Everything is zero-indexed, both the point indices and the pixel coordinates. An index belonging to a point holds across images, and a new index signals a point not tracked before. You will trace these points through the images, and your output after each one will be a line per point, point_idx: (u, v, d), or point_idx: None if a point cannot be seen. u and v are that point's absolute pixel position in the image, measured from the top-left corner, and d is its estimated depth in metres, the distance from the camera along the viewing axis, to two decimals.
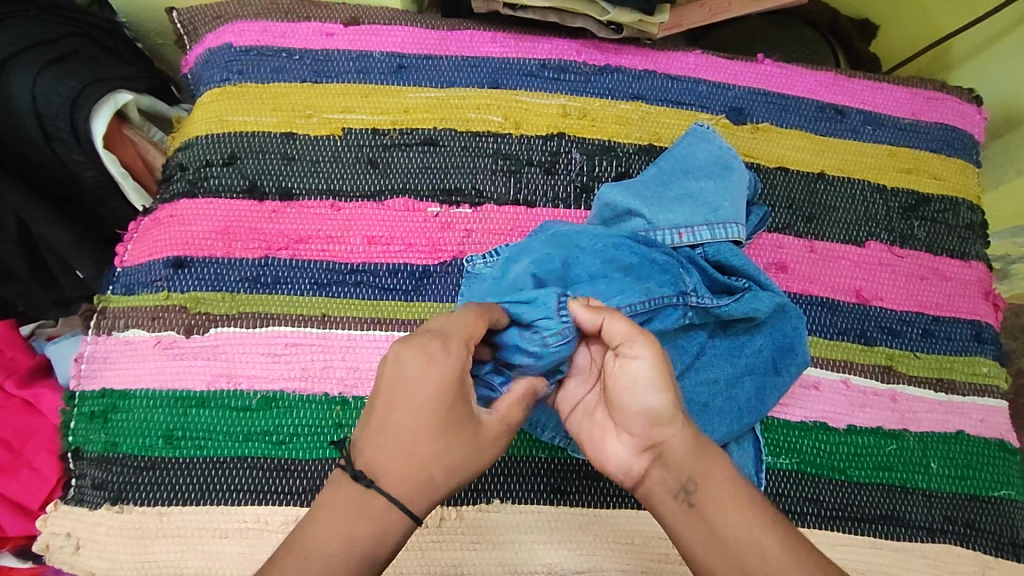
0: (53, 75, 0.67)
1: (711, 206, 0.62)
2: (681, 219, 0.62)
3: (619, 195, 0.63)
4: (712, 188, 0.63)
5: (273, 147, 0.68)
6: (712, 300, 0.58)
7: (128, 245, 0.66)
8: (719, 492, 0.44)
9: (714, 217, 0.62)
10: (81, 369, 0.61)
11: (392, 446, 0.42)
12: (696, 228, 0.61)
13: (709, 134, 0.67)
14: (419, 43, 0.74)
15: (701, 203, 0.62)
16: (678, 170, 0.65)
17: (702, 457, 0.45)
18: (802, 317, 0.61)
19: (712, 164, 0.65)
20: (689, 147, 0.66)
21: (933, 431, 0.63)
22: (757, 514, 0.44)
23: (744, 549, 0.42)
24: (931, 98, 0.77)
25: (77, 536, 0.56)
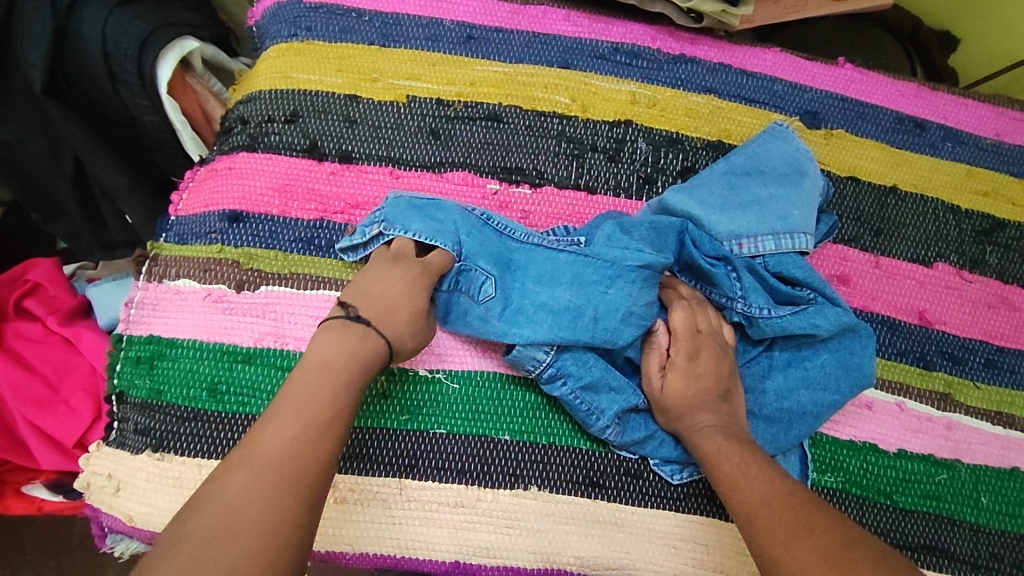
0: (124, 15, 0.66)
1: (781, 214, 0.60)
2: (747, 226, 0.60)
3: (684, 196, 0.61)
4: (785, 193, 0.61)
5: (336, 109, 0.67)
6: (761, 311, 0.58)
7: (183, 194, 0.65)
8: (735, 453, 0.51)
9: (783, 224, 0.60)
10: (130, 314, 0.61)
11: (386, 307, 0.51)
12: (760, 238, 0.60)
13: (786, 133, 0.65)
14: (491, 15, 0.72)
15: (771, 211, 0.60)
16: (753, 172, 0.63)
17: (699, 420, 0.54)
18: (871, 336, 0.60)
19: (787, 168, 0.62)
20: (764, 145, 0.64)
21: (987, 465, 0.61)
22: (762, 471, 0.50)
23: (753, 497, 0.48)
24: (1016, 119, 0.73)
25: (118, 478, 0.57)
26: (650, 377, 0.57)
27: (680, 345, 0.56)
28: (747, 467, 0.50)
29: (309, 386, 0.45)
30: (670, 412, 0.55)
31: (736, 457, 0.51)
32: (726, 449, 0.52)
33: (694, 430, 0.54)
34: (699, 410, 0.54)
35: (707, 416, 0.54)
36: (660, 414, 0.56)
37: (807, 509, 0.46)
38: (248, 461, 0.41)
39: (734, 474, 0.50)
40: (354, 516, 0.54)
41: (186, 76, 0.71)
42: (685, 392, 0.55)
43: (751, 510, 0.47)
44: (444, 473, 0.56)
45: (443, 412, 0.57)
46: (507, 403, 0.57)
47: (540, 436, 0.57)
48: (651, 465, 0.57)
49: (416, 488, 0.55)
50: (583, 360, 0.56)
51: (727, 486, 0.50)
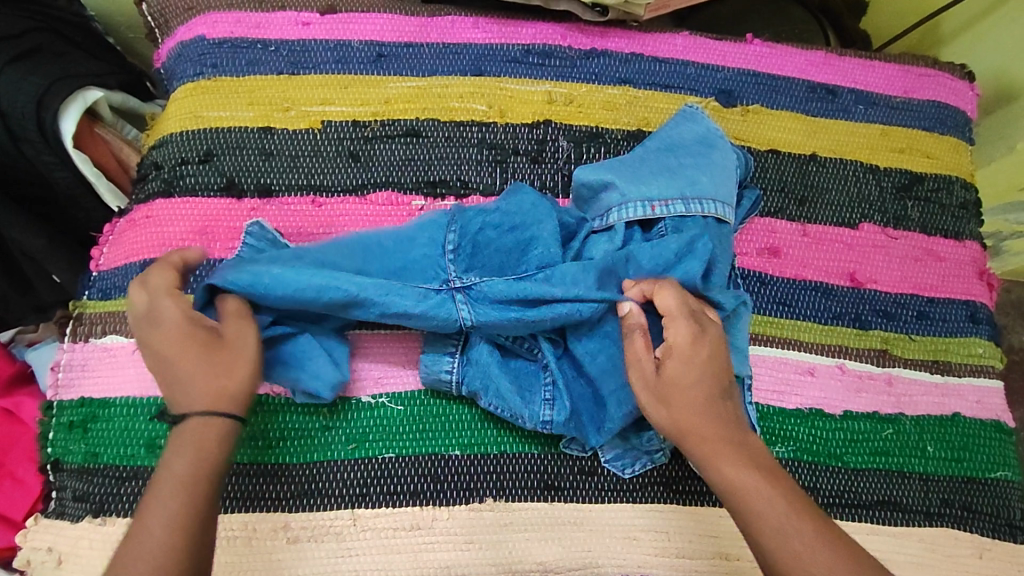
0: (18, 73, 0.64)
1: (693, 181, 0.60)
2: (655, 192, 0.59)
3: (592, 179, 0.61)
4: (693, 163, 0.61)
5: (251, 143, 0.66)
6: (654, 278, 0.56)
7: (104, 248, 0.64)
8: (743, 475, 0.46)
9: (697, 190, 0.60)
10: (59, 378, 0.59)
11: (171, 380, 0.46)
12: (669, 201, 0.59)
13: (697, 115, 0.66)
14: (398, 31, 0.72)
15: (681, 179, 0.60)
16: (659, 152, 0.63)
17: (715, 443, 0.47)
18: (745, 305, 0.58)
19: (686, 142, 0.63)
20: (675, 128, 0.65)
21: (929, 414, 0.63)
22: (781, 496, 0.45)
23: (773, 533, 0.43)
24: (923, 75, 0.75)
25: (58, 550, 0.55)
26: (636, 361, 0.50)
27: (681, 325, 0.50)
28: (778, 506, 0.44)
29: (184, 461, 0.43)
30: (669, 403, 0.48)
31: (766, 492, 0.45)
32: (743, 478, 0.46)
33: (710, 450, 0.47)
34: (715, 431, 0.48)
35: (721, 437, 0.48)
36: (650, 403, 0.49)
37: (847, 559, 0.42)
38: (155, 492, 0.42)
39: (762, 514, 0.44)
40: (310, 554, 0.53)
41: (94, 127, 0.69)
42: (684, 389, 0.48)
43: (785, 555, 0.42)
44: (396, 497, 0.55)
45: (390, 436, 0.56)
46: (453, 419, 0.57)
47: (490, 447, 0.57)
48: (602, 461, 0.57)
49: (370, 517, 0.54)
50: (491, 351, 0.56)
51: (750, 523, 0.44)
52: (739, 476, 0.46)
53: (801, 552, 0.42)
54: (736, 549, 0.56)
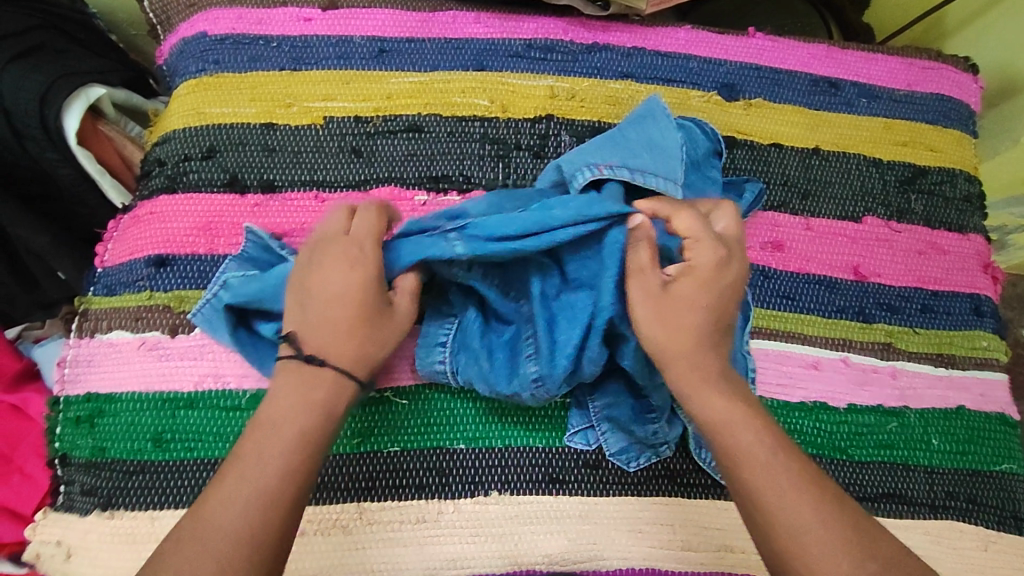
0: (22, 71, 0.64)
1: (652, 147, 0.59)
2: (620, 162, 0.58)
3: (553, 176, 0.60)
4: (654, 130, 0.60)
5: (254, 139, 0.66)
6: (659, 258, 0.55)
7: (108, 244, 0.64)
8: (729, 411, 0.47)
9: (657, 155, 0.59)
10: (65, 373, 0.59)
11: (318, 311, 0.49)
12: (639, 171, 0.58)
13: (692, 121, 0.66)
14: (400, 26, 0.72)
15: (639, 146, 0.59)
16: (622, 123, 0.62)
17: (703, 377, 0.48)
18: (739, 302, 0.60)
19: (645, 110, 0.62)
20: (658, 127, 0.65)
21: (934, 407, 0.63)
22: (778, 443, 0.46)
23: (765, 474, 0.44)
24: (926, 68, 0.75)
25: (68, 543, 0.55)
26: (640, 272, 0.50)
27: (704, 246, 0.50)
28: (760, 440, 0.46)
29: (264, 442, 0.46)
30: (666, 325, 0.49)
31: (750, 429, 0.46)
32: (737, 416, 0.47)
33: (695, 385, 0.48)
34: (702, 363, 0.48)
35: (708, 371, 0.48)
36: (645, 317, 0.49)
37: (834, 503, 0.44)
38: (234, 467, 0.45)
39: (746, 447, 0.45)
40: (316, 548, 0.54)
41: (98, 124, 0.70)
42: (683, 307, 0.49)
43: (765, 484, 0.44)
44: (401, 490, 0.55)
45: (396, 431, 0.57)
46: (456, 413, 0.57)
47: (494, 440, 0.57)
48: (607, 456, 0.57)
49: (376, 511, 0.55)
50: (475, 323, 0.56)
51: (735, 455, 0.45)
52: (724, 411, 0.47)
53: (782, 484, 0.44)
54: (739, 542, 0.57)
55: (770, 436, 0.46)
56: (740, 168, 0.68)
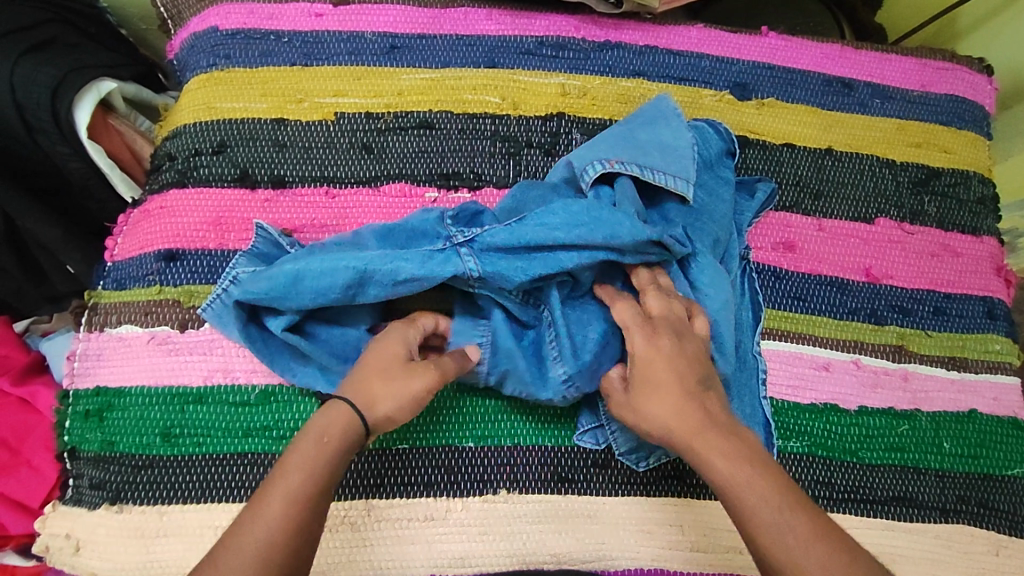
0: (33, 64, 0.64)
1: (663, 148, 0.59)
2: (635, 159, 0.58)
3: (564, 172, 0.60)
4: (665, 132, 0.60)
5: (264, 134, 0.66)
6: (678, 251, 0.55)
7: (118, 238, 0.64)
8: (728, 475, 0.44)
9: (668, 155, 0.59)
10: (74, 367, 0.59)
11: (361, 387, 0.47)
12: (654, 168, 0.58)
13: (709, 125, 0.65)
14: (411, 22, 0.71)
15: (650, 146, 0.59)
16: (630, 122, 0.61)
17: (701, 439, 0.46)
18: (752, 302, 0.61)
19: (655, 112, 0.62)
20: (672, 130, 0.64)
21: (945, 411, 0.62)
22: (783, 501, 0.43)
23: (770, 538, 0.42)
24: (940, 68, 0.74)
25: (76, 537, 0.56)
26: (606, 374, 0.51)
27: (640, 337, 0.50)
28: (761, 495, 0.43)
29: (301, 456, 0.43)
30: (649, 402, 0.48)
31: (754, 484, 0.44)
32: (741, 475, 0.44)
33: (696, 448, 0.46)
34: (700, 426, 0.47)
35: (704, 433, 0.46)
36: (640, 397, 0.49)
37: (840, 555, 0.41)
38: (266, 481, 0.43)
39: (749, 508, 0.43)
40: (323, 544, 0.54)
41: (108, 117, 0.70)
42: (663, 380, 0.48)
43: (772, 547, 0.42)
44: (409, 488, 0.55)
45: (404, 427, 0.56)
46: (464, 411, 0.57)
47: (503, 439, 0.57)
48: (617, 456, 0.56)
49: (384, 508, 0.55)
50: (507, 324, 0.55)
51: (744, 520, 0.43)
52: (728, 471, 0.45)
53: (790, 544, 0.42)
54: None
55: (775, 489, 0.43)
56: (752, 168, 0.68)
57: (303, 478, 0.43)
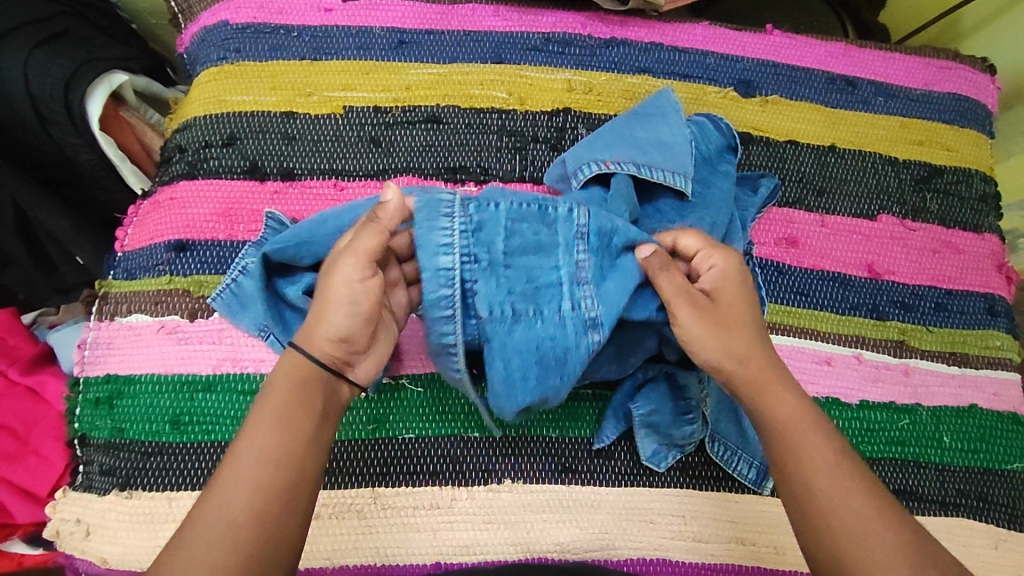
0: (46, 56, 0.65)
1: (661, 145, 0.60)
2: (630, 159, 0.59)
3: (559, 170, 0.62)
4: (664, 128, 0.61)
5: (274, 127, 0.67)
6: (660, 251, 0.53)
7: (128, 229, 0.65)
8: (790, 412, 0.47)
9: (668, 153, 0.60)
10: (85, 355, 0.60)
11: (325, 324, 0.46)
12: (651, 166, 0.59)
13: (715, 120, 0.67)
14: (419, 18, 0.72)
15: (649, 144, 0.60)
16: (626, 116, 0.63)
17: (767, 382, 0.48)
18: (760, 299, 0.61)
19: (655, 107, 0.63)
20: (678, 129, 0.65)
21: (946, 405, 0.63)
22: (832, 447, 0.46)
23: (824, 476, 0.45)
24: (943, 67, 0.75)
25: (87, 522, 0.56)
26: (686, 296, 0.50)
27: (715, 261, 0.51)
28: (817, 439, 0.46)
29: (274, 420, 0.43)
30: (727, 333, 0.49)
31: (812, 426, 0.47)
32: (799, 414, 0.47)
33: (760, 391, 0.48)
34: (767, 369, 0.49)
35: (770, 374, 0.49)
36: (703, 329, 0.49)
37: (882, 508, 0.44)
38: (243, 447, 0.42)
39: (805, 448, 0.46)
40: (330, 531, 0.54)
41: (119, 110, 0.70)
42: (736, 314, 0.50)
43: (833, 486, 0.44)
44: (415, 477, 0.56)
45: (410, 417, 0.57)
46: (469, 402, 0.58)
47: (507, 429, 0.57)
48: (640, 460, 0.57)
49: (390, 496, 0.55)
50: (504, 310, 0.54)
51: (800, 454, 0.46)
52: (788, 412, 0.47)
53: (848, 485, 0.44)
54: (750, 534, 0.57)
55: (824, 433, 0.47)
56: (756, 164, 0.68)
57: (277, 443, 0.43)
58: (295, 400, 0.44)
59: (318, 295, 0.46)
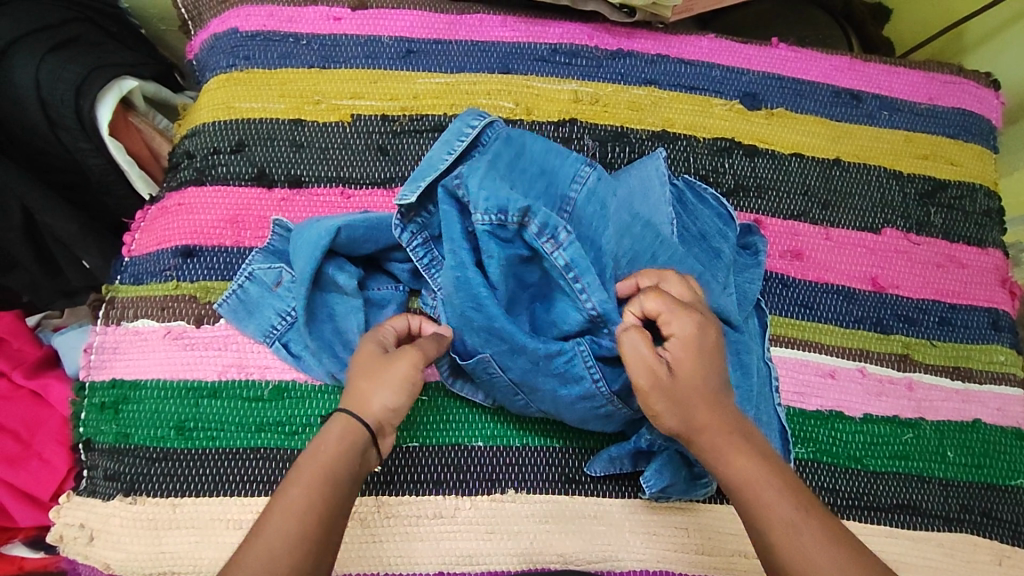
0: (58, 61, 0.65)
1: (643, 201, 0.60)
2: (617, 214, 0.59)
3: None
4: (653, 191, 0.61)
5: (282, 134, 0.67)
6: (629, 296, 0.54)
7: (136, 234, 0.65)
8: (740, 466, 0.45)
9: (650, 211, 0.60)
10: (91, 360, 0.60)
11: (364, 385, 0.49)
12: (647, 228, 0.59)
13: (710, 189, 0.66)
14: (428, 28, 0.72)
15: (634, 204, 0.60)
16: (622, 180, 0.62)
17: (727, 437, 0.47)
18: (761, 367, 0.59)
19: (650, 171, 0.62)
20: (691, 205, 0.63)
21: (949, 420, 0.63)
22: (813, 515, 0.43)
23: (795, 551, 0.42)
24: (947, 82, 0.75)
25: (90, 527, 0.56)
26: (648, 369, 0.47)
27: (684, 320, 0.49)
28: (781, 492, 0.44)
29: (305, 477, 0.44)
30: (680, 401, 0.47)
31: (775, 484, 0.44)
32: (760, 469, 0.45)
33: (719, 446, 0.46)
34: (725, 425, 0.47)
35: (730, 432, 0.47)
36: (663, 405, 0.47)
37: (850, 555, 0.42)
38: (280, 497, 0.43)
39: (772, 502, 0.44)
40: None
41: (128, 116, 0.71)
42: (693, 380, 0.48)
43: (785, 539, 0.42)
44: (418, 485, 0.56)
45: (414, 425, 0.57)
46: (472, 412, 0.58)
47: (511, 439, 0.58)
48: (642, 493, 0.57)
49: (393, 504, 0.55)
50: (486, 248, 0.54)
51: (764, 523, 0.43)
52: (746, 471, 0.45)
53: (808, 542, 0.42)
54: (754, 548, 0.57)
55: (793, 489, 0.45)
56: (760, 177, 0.69)
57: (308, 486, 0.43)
58: (331, 457, 0.45)
59: (366, 369, 0.49)
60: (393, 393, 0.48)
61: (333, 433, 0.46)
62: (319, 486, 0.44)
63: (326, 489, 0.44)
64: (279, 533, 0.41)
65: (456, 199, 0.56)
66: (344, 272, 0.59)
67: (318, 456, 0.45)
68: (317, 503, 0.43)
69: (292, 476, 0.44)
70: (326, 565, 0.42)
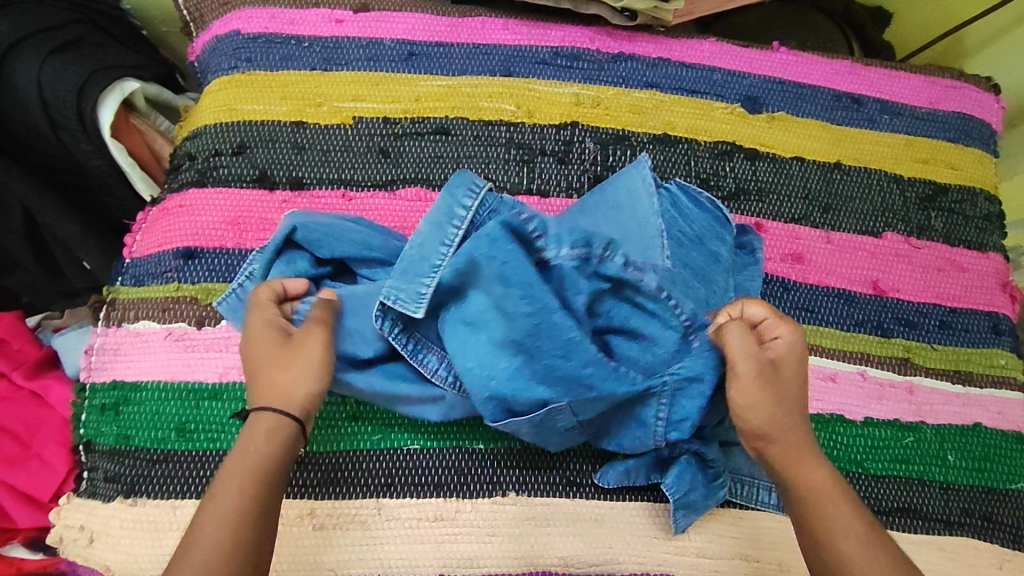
0: (60, 63, 0.66)
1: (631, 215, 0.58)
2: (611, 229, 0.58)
3: None
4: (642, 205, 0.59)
5: (283, 136, 0.67)
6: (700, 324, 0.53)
7: (137, 236, 0.65)
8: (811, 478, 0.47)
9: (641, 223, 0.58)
10: (91, 361, 0.60)
11: (281, 371, 0.49)
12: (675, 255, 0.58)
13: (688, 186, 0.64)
14: (429, 30, 0.73)
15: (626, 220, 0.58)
16: (609, 191, 0.60)
17: (799, 453, 0.48)
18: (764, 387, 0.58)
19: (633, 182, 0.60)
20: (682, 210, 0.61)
21: (950, 423, 0.63)
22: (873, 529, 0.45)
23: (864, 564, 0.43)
24: (948, 86, 0.75)
25: (90, 528, 0.56)
26: (762, 371, 0.49)
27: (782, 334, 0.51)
28: (849, 509, 0.46)
29: (236, 478, 0.45)
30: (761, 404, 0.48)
31: (844, 499, 0.46)
32: (831, 484, 0.47)
33: (794, 459, 0.48)
34: (799, 439, 0.49)
35: (805, 446, 0.49)
36: (747, 402, 0.48)
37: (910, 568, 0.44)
38: (210, 501, 0.44)
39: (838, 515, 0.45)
40: (334, 541, 0.54)
41: (130, 117, 0.71)
42: (773, 389, 0.49)
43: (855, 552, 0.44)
44: (419, 488, 0.56)
45: (416, 428, 0.57)
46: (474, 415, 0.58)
47: (512, 442, 0.57)
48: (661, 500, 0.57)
49: (394, 507, 0.55)
50: (572, 285, 0.53)
51: (831, 534, 0.45)
52: (817, 484, 0.47)
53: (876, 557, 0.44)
54: (755, 551, 0.57)
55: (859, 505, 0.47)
56: (761, 180, 0.69)
57: (238, 485, 0.44)
58: (260, 451, 0.46)
59: (275, 356, 0.49)
60: (310, 370, 0.49)
61: (259, 428, 0.47)
62: (254, 482, 0.45)
63: (260, 483, 0.45)
64: (220, 534, 0.42)
65: (519, 235, 0.53)
66: (298, 263, 0.57)
67: (245, 454, 0.46)
68: (251, 498, 0.44)
69: (219, 480, 0.45)
70: (266, 553, 0.44)
